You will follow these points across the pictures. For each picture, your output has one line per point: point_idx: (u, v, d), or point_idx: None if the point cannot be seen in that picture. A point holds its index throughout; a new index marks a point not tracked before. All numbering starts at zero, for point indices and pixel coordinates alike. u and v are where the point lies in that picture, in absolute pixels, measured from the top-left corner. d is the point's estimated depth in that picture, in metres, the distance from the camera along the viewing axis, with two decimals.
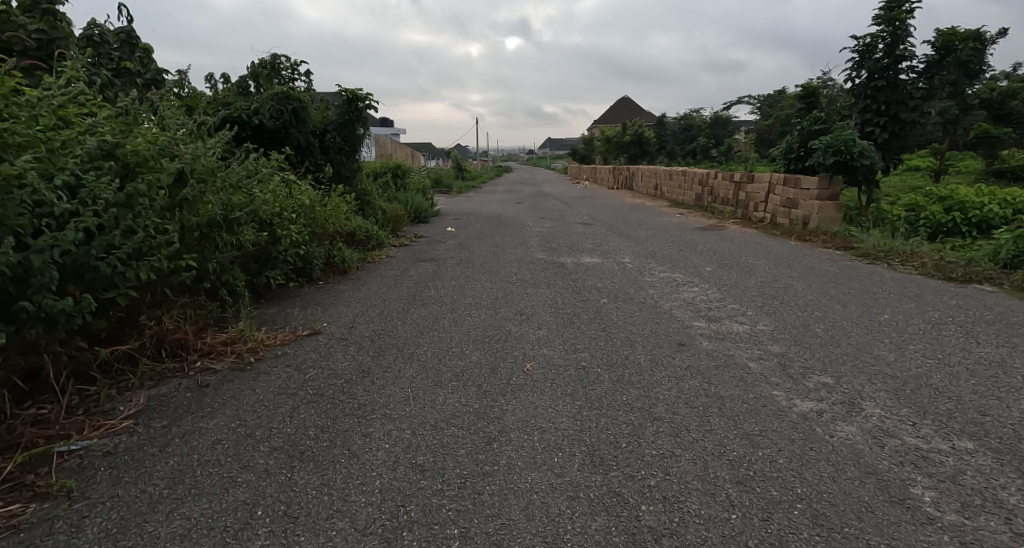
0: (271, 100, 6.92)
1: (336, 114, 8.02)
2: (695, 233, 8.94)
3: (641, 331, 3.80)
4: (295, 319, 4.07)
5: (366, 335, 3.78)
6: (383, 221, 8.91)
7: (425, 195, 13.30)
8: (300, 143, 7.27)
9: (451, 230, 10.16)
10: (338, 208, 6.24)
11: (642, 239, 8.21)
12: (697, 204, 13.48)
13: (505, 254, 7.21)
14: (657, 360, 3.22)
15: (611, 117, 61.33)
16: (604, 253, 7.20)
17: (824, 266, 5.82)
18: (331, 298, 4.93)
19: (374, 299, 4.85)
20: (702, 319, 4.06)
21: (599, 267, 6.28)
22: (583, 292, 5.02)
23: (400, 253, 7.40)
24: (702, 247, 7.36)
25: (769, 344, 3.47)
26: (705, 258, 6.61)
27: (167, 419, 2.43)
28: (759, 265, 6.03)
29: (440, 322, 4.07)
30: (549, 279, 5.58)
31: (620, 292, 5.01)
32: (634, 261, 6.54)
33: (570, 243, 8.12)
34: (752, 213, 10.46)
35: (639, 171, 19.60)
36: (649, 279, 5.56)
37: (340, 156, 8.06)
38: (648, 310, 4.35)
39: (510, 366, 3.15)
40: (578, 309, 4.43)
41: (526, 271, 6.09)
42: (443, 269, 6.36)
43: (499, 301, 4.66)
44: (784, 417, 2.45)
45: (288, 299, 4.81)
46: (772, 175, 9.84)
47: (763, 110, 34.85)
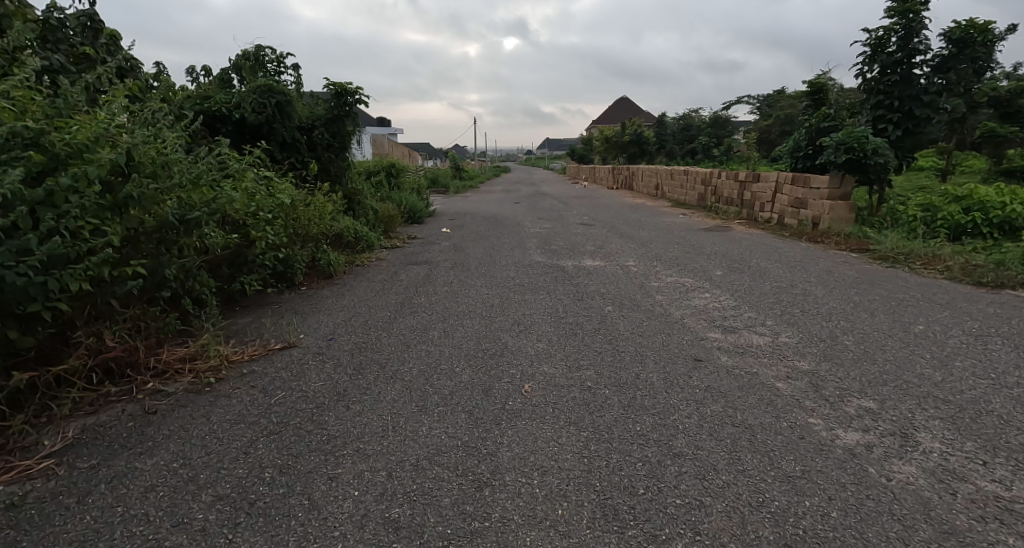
0: (254, 94, 6.53)
1: (325, 109, 7.64)
2: (700, 234, 8.59)
3: (652, 344, 3.43)
4: (269, 331, 3.69)
5: (347, 349, 3.40)
6: (375, 221, 8.53)
7: (420, 195, 12.92)
8: (285, 139, 6.89)
9: (447, 231, 9.78)
10: (323, 209, 5.85)
11: (646, 241, 7.86)
12: (701, 204, 13.12)
13: (502, 257, 6.82)
14: (671, 379, 2.86)
15: (609, 117, 60.99)
16: (607, 255, 6.84)
17: (841, 270, 5.46)
18: (313, 306, 4.55)
19: (358, 308, 4.47)
20: (717, 330, 3.70)
21: (601, 271, 5.90)
22: (585, 299, 4.65)
23: (391, 256, 7.01)
24: (709, 249, 7.00)
25: (795, 360, 3.11)
26: (714, 261, 6.25)
27: (97, 458, 2.07)
28: (772, 268, 5.66)
29: (429, 333, 3.69)
30: (548, 284, 5.21)
31: (625, 299, 4.64)
32: (638, 265, 6.16)
33: (570, 245, 7.74)
34: (758, 214, 10.11)
35: (639, 170, 19.26)
36: (655, 284, 5.20)
37: (328, 153, 7.67)
38: (657, 320, 3.98)
39: (506, 387, 2.77)
40: (581, 318, 4.06)
41: (524, 274, 5.71)
42: (435, 273, 5.97)
43: (495, 309, 4.29)
44: (828, 453, 2.08)
45: (266, 307, 4.44)
46: (779, 174, 9.48)
47: (763, 109, 34.52)
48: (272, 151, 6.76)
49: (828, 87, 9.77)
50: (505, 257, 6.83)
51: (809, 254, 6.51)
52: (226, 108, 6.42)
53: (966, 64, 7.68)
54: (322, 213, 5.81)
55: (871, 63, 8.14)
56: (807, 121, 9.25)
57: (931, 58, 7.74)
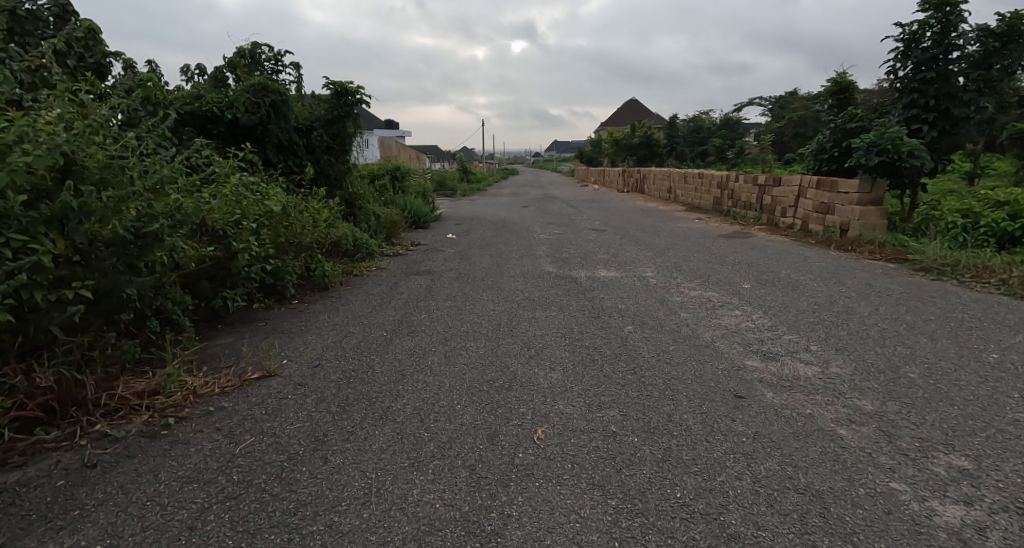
0: (248, 92, 6.15)
1: (324, 110, 7.26)
2: (720, 242, 8.12)
3: (682, 376, 2.99)
4: (249, 356, 3.28)
5: (332, 380, 2.98)
6: (377, 227, 8.15)
7: (425, 198, 12.53)
8: (281, 141, 6.50)
9: (452, 237, 9.37)
10: (318, 217, 5.46)
11: (663, 249, 7.43)
12: (716, 209, 12.63)
13: (509, 267, 6.40)
14: (710, 424, 2.42)
15: (618, 120, 60.54)
16: (622, 265, 6.40)
17: (881, 284, 4.98)
18: (302, 324, 4.14)
19: (352, 326, 4.06)
20: (755, 358, 3.25)
21: (617, 284, 5.48)
22: (602, 318, 4.21)
23: (393, 265, 6.62)
24: (731, 258, 6.55)
25: (854, 398, 2.65)
26: (738, 272, 5.80)
27: (5, 536, 1.66)
28: (805, 281, 5.19)
29: (429, 360, 3.27)
30: (560, 299, 4.78)
31: (646, 318, 4.20)
32: (657, 276, 5.73)
33: (581, 253, 7.31)
34: (779, 219, 9.62)
35: (650, 173, 18.81)
36: (677, 300, 4.76)
37: (328, 156, 7.29)
38: (685, 345, 3.54)
39: (516, 433, 2.35)
40: (599, 341, 3.62)
41: (534, 287, 5.29)
42: (439, 284, 5.57)
43: (502, 330, 3.86)
44: (928, 538, 1.64)
45: (250, 325, 4.04)
46: (803, 178, 9.00)
47: (775, 111, 33.94)
48: (267, 153, 6.37)
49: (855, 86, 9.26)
50: (513, 267, 6.42)
51: (842, 264, 6.03)
52: (219, 107, 6.04)
53: (1009, 61, 7.14)
54: (317, 222, 5.41)
55: (904, 60, 7.65)
56: (833, 123, 8.75)
57: (969, 54, 7.23)
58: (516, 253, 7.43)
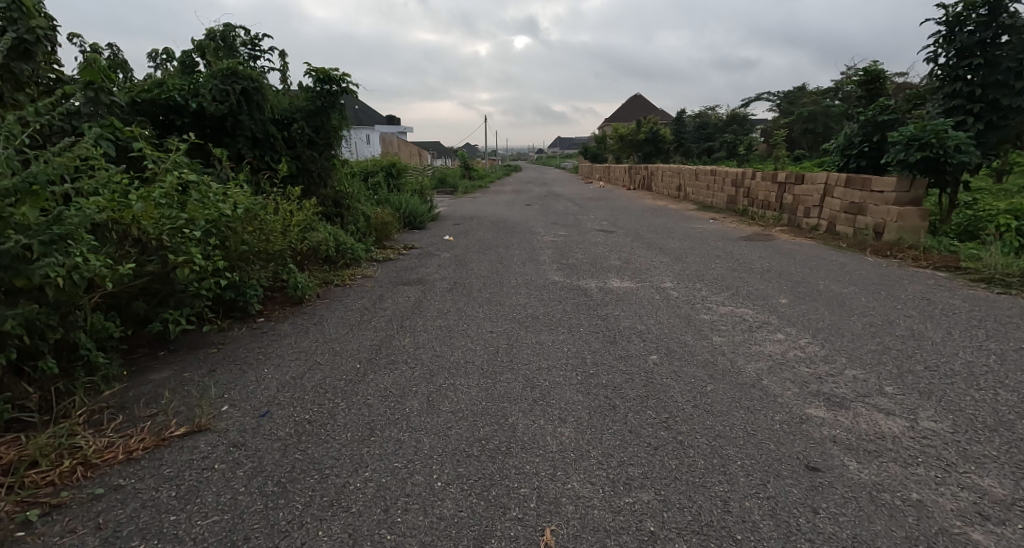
0: (214, 79, 5.51)
1: (306, 100, 6.63)
2: (740, 245, 7.45)
3: (730, 435, 2.30)
4: (181, 400, 2.63)
5: (278, 438, 2.31)
6: (366, 229, 7.52)
7: (423, 197, 11.86)
8: (255, 134, 5.85)
9: (449, 239, 8.69)
10: (291, 221, 4.80)
11: (680, 254, 6.77)
12: (730, 208, 11.96)
13: (510, 275, 5.73)
14: (785, 520, 1.74)
15: (623, 116, 59.76)
16: (637, 274, 5.73)
17: (941, 298, 4.29)
18: (262, 350, 3.48)
19: (320, 355, 3.39)
20: (818, 403, 2.57)
21: (632, 296, 4.83)
22: (619, 344, 3.54)
23: (382, 273, 5.97)
24: (758, 266, 5.89)
25: (972, 472, 1.97)
26: (768, 281, 5.14)
27: None
28: (850, 295, 4.51)
29: (408, 406, 2.62)
30: (568, 318, 4.10)
31: (673, 344, 3.52)
32: (677, 288, 5.08)
33: (590, 258, 6.64)
34: (802, 220, 8.92)
35: (658, 170, 18.11)
36: (706, 319, 4.08)
37: (311, 151, 6.62)
38: (726, 384, 2.86)
39: (515, 537, 1.70)
40: (618, 379, 2.95)
41: (539, 300, 4.64)
42: (430, 297, 4.90)
43: (500, 364, 3.18)
44: None
45: (199, 353, 3.37)
46: (828, 174, 8.30)
47: (783, 107, 33.11)
48: (239, 148, 5.72)
49: (888, 75, 8.54)
50: (515, 275, 5.77)
51: (884, 272, 5.37)
52: (182, 95, 5.40)
53: None
54: (289, 226, 4.75)
55: (947, 45, 6.92)
56: (863, 115, 8.06)
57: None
58: (518, 258, 6.77)
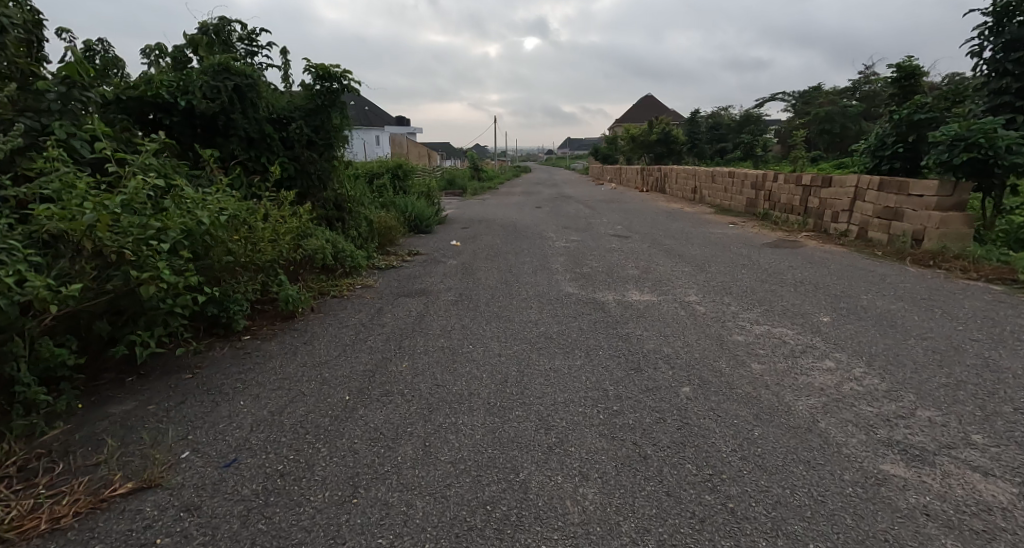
0: (205, 76, 5.15)
1: (305, 98, 6.29)
2: (767, 253, 6.98)
3: (793, 503, 1.87)
4: (134, 444, 2.25)
5: (241, 499, 1.91)
6: (367, 235, 7.16)
7: (430, 200, 11.47)
8: (249, 134, 5.49)
9: (456, 244, 8.30)
10: (284, 229, 4.42)
11: (702, 262, 6.33)
12: (750, 211, 11.46)
13: (520, 286, 5.33)
14: None
15: (634, 117, 59.18)
16: (658, 285, 5.30)
17: (1005, 317, 3.83)
18: (242, 376, 3.09)
19: (307, 383, 2.99)
20: (895, 457, 2.13)
21: (655, 312, 4.40)
22: (646, 372, 3.11)
23: (383, 282, 5.60)
24: (789, 276, 5.44)
25: None
26: (804, 295, 4.69)
27: None
28: (898, 313, 4.05)
29: (401, 455, 2.22)
30: (585, 339, 3.68)
31: (706, 373, 3.08)
32: (703, 302, 4.65)
33: (606, 267, 6.22)
34: (830, 225, 8.42)
35: (672, 171, 17.61)
36: (740, 341, 3.64)
37: (310, 152, 6.26)
38: (777, 427, 2.42)
39: None
40: (648, 419, 2.53)
41: (552, 317, 4.23)
42: (434, 311, 4.51)
43: (508, 398, 2.76)
44: None
45: (170, 379, 3.00)
46: (859, 177, 7.80)
47: (798, 106, 32.44)
48: (231, 149, 5.36)
49: (924, 72, 8.04)
50: (526, 285, 5.36)
51: (931, 286, 4.90)
52: (172, 93, 5.05)
53: None
54: (280, 234, 4.37)
55: (994, 37, 6.42)
56: (898, 113, 7.59)
57: None
58: (529, 265, 6.37)
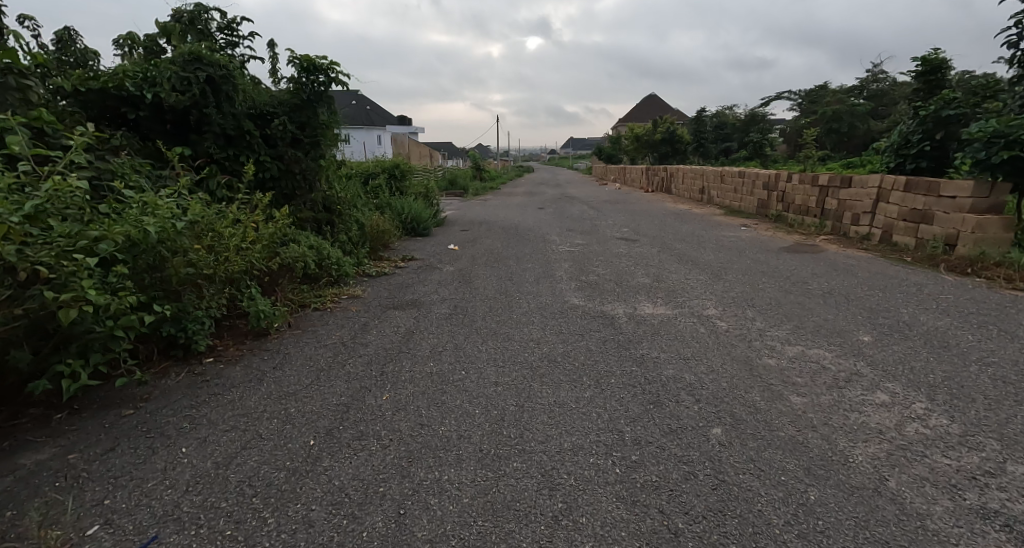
0: (172, 64, 4.70)
1: (289, 93, 5.85)
2: (786, 259, 6.53)
3: None
4: (31, 514, 1.80)
5: None
6: (357, 239, 6.72)
7: (429, 201, 11.04)
8: (225, 131, 5.05)
9: (454, 249, 7.85)
10: (257, 234, 3.97)
11: (718, 270, 5.88)
12: (761, 212, 10.99)
13: (522, 297, 4.89)
14: None
15: (637, 116, 58.67)
16: (671, 296, 4.85)
17: None
18: (193, 410, 2.65)
19: (265, 421, 2.54)
20: (998, 539, 1.67)
21: (671, 329, 3.95)
22: (667, 408, 2.66)
23: (372, 293, 5.16)
24: (815, 286, 4.98)
25: None
26: (835, 308, 4.24)
27: None
28: (947, 331, 3.58)
29: (369, 531, 1.77)
30: (594, 365, 3.23)
31: (737, 407, 2.63)
32: (723, 317, 4.20)
33: (614, 275, 5.77)
34: (850, 228, 7.95)
35: (679, 171, 17.17)
36: (771, 365, 3.19)
37: (295, 151, 5.82)
38: (836, 487, 1.96)
39: None
40: (674, 473, 2.08)
41: (556, 335, 3.78)
42: (424, 327, 4.07)
43: (504, 445, 2.31)
44: None
45: (107, 415, 2.56)
46: (883, 177, 7.32)
47: (804, 105, 31.91)
48: (206, 147, 4.93)
49: (951, 65, 7.55)
50: (527, 296, 4.92)
51: (975, 297, 4.44)
52: (138, 85, 4.62)
53: None
54: (253, 241, 3.93)
55: None
56: (924, 109, 7.14)
57: None
58: (531, 273, 5.93)
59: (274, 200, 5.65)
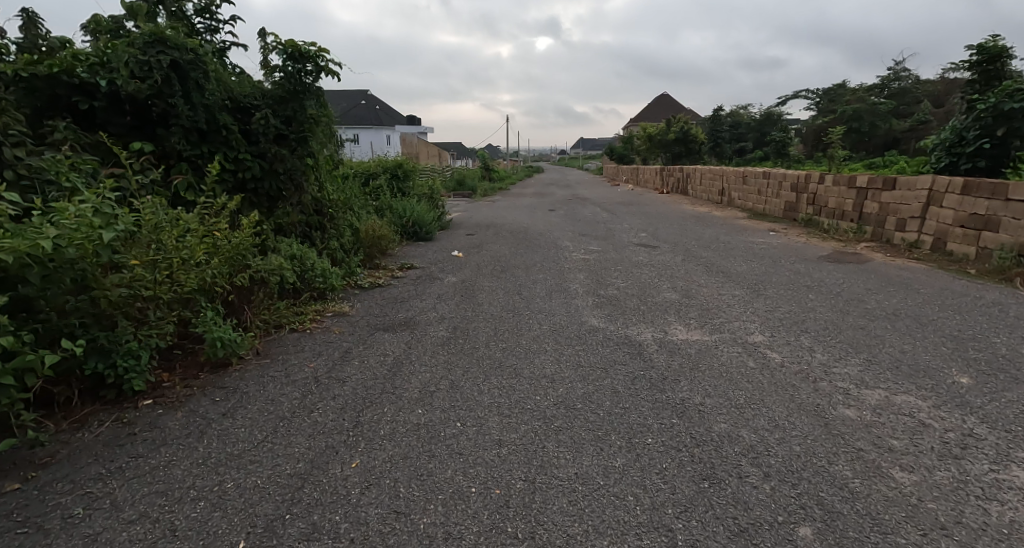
0: (131, 47, 4.09)
1: (273, 84, 5.23)
2: (828, 270, 5.83)
3: None
4: None
5: None
6: (350, 246, 6.09)
7: (434, 203, 10.41)
8: (197, 125, 4.44)
9: (458, 256, 7.20)
10: (218, 245, 3.34)
11: (754, 284, 5.19)
12: (789, 216, 10.25)
13: (533, 316, 4.22)
14: None
15: (649, 116, 57.82)
16: (706, 318, 4.17)
17: None
18: (98, 483, 2.01)
19: (189, 504, 1.90)
20: None
21: (713, 363, 3.27)
22: (727, 488, 1.99)
23: (360, 310, 4.54)
24: (873, 306, 4.28)
25: None
26: (908, 336, 3.54)
27: None
28: None
29: None
30: (624, 417, 2.56)
31: (823, 488, 1.95)
32: (772, 345, 3.52)
33: (636, 289, 5.10)
34: (894, 234, 7.21)
35: (696, 172, 16.41)
36: (850, 417, 2.51)
37: (280, 147, 5.19)
38: None
39: None
40: None
41: (574, 371, 3.12)
42: (416, 357, 3.41)
43: None
44: None
45: None
46: (936, 178, 6.58)
47: (822, 104, 30.97)
48: (173, 143, 4.32)
49: (1012, 54, 6.79)
50: (539, 315, 4.25)
51: None
52: (93, 71, 4.02)
53: None
54: (213, 254, 3.29)
55: None
56: (981, 103, 6.52)
57: None
58: (543, 285, 5.27)
59: (254, 203, 5.02)
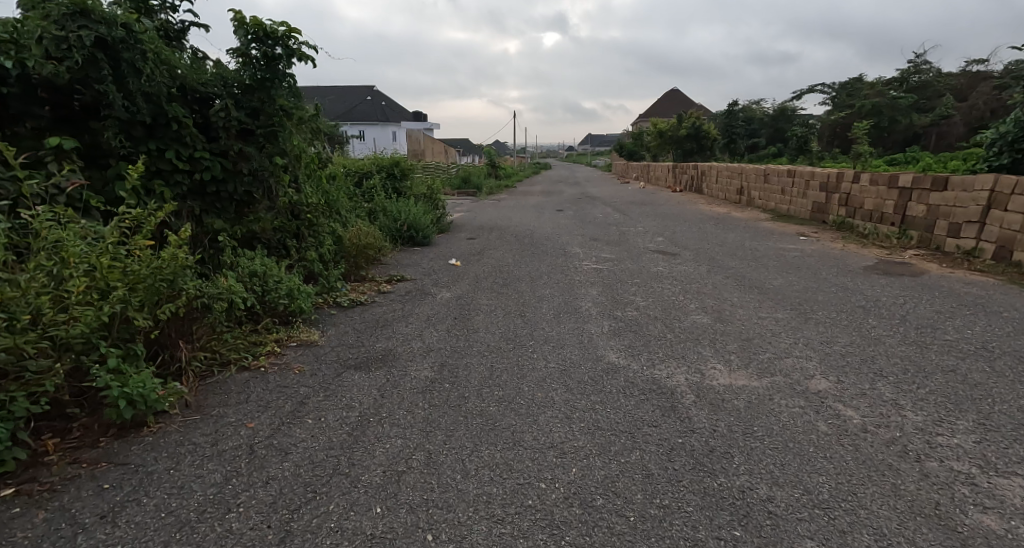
0: (48, 21, 3.34)
1: (239, 70, 4.47)
2: (880, 284, 5.04)
3: None
4: None
5: None
6: (330, 257, 5.36)
7: (433, 202, 9.69)
8: (137, 118, 3.71)
9: (456, 264, 6.46)
10: (132, 270, 2.52)
11: (797, 304, 4.41)
12: (818, 217, 9.42)
13: (537, 349, 3.47)
14: None
15: (658, 111, 56.82)
16: (750, 352, 3.39)
17: None
18: None
19: None
20: None
21: (772, 424, 2.50)
22: None
23: (332, 337, 3.81)
24: (954, 338, 3.50)
25: None
26: (1015, 387, 2.75)
27: None
28: None
29: None
30: (665, 528, 1.80)
31: None
32: (842, 397, 2.74)
33: (661, 309, 4.34)
34: (945, 240, 6.40)
35: (711, 169, 15.56)
36: (992, 532, 1.75)
37: (245, 144, 4.44)
38: None
39: None
40: None
41: (590, 438, 2.36)
42: (386, 410, 2.67)
43: None
44: None
45: None
46: (999, 178, 5.76)
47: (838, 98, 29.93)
48: (107, 139, 3.58)
49: None
50: (544, 346, 3.50)
51: None
52: None
53: None
54: (126, 282, 2.50)
55: None
56: None
57: None
58: (550, 303, 4.52)
59: (213, 209, 4.29)
